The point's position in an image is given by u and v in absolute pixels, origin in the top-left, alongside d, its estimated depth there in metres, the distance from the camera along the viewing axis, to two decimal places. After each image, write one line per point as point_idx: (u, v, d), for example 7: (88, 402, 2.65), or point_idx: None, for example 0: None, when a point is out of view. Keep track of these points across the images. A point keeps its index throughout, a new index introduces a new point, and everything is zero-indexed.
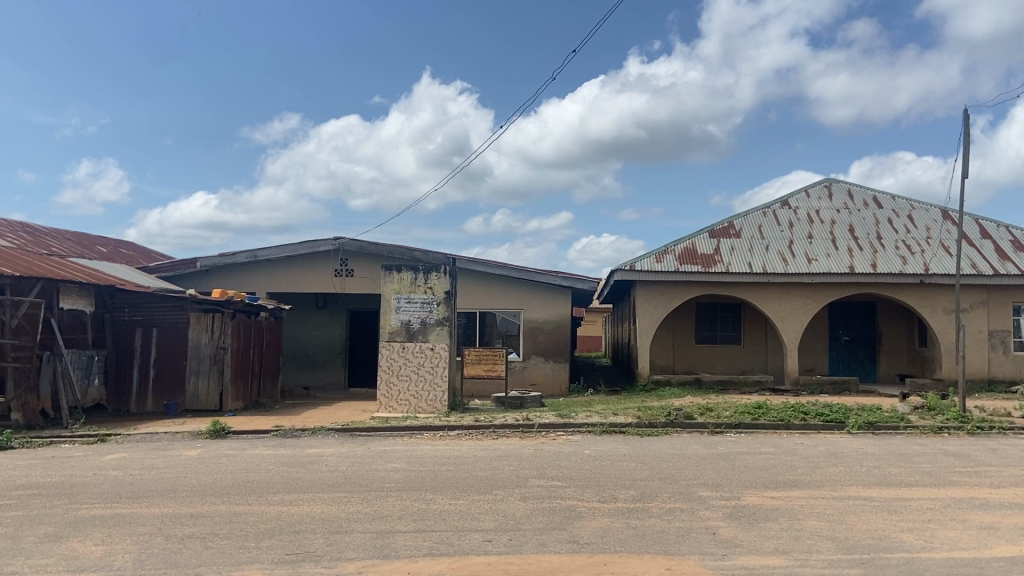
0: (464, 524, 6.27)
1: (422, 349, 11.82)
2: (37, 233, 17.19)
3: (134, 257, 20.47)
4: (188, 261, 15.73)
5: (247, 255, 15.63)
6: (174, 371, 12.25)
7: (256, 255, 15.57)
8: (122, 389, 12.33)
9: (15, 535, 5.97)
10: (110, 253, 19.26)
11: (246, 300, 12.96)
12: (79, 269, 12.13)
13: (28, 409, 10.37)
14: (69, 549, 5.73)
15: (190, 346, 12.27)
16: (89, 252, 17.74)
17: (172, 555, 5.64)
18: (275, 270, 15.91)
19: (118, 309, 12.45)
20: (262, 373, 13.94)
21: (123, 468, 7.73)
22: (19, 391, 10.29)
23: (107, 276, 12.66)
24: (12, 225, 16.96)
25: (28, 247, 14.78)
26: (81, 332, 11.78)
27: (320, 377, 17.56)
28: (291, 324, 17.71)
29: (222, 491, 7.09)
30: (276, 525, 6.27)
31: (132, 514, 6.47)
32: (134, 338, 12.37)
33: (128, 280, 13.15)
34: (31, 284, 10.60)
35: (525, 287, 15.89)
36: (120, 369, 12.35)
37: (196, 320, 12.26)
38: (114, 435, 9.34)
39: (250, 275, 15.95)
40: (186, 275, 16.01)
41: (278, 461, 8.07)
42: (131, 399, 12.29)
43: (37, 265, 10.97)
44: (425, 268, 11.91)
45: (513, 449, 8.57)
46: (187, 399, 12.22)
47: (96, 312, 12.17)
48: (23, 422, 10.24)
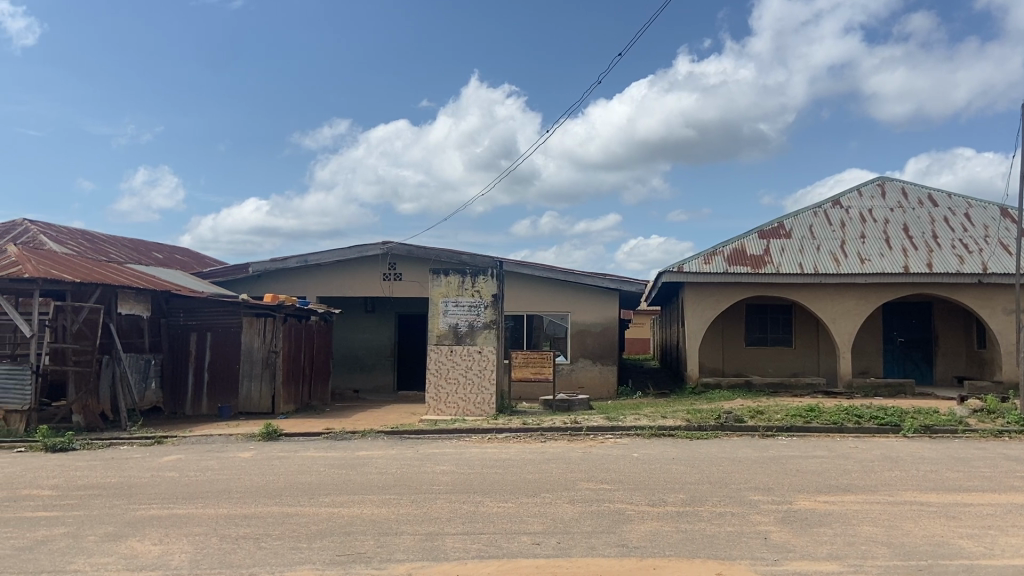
0: (513, 526, 6.28)
1: (469, 352, 11.87)
2: (96, 240, 17.69)
3: (190, 263, 20.98)
4: (241, 267, 16.05)
5: (298, 260, 15.88)
6: (228, 374, 12.54)
7: (307, 260, 15.80)
8: (178, 391, 12.62)
9: (76, 535, 6.16)
10: (166, 259, 19.76)
11: (297, 304, 13.21)
12: (136, 275, 12.45)
13: (88, 412, 10.67)
14: (128, 548, 5.89)
15: (243, 348, 12.52)
16: (146, 259, 18.22)
17: (227, 554, 5.77)
18: (324, 274, 16.14)
19: (174, 313, 12.75)
20: (313, 376, 14.17)
21: (180, 470, 7.93)
22: (79, 395, 10.61)
23: (163, 282, 12.95)
24: (73, 233, 17.50)
25: (89, 254, 15.25)
26: (139, 336, 12.12)
27: (370, 380, 17.78)
28: (341, 327, 17.94)
29: (275, 492, 7.22)
30: (328, 526, 6.37)
31: (188, 515, 6.62)
32: (189, 343, 12.66)
33: (185, 286, 13.47)
34: (91, 290, 10.83)
35: (571, 289, 15.86)
36: (176, 372, 12.63)
37: (248, 323, 12.51)
38: (170, 436, 9.59)
39: (301, 279, 16.20)
40: (239, 280, 16.35)
41: (329, 462, 8.19)
42: (187, 402, 12.58)
43: (96, 272, 11.25)
44: (472, 272, 11.95)
45: (562, 452, 8.55)
46: (241, 402, 12.46)
47: (152, 317, 12.50)
48: (83, 425, 10.54)
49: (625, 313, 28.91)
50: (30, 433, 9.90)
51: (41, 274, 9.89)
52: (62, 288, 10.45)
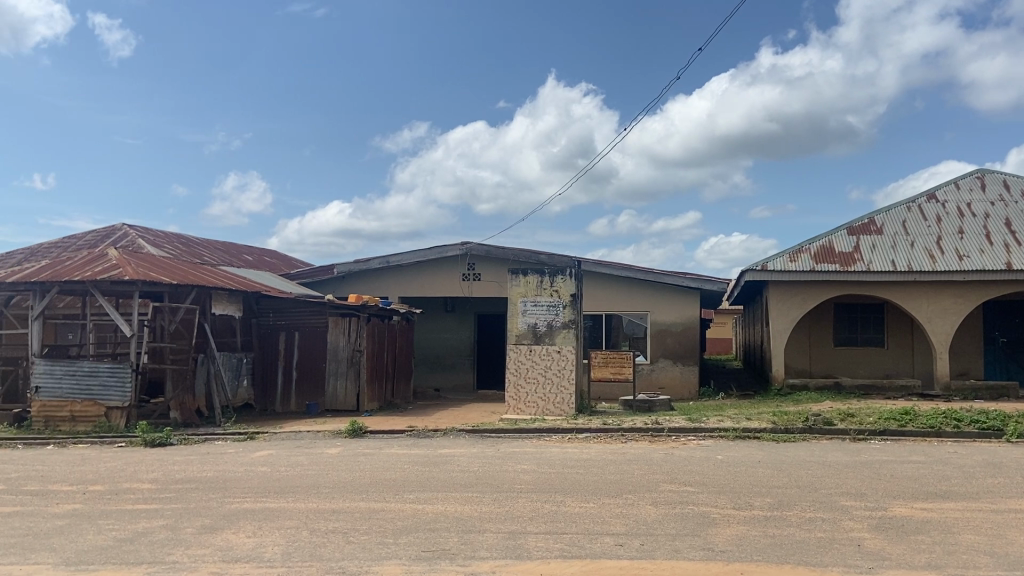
0: (595, 527, 6.26)
1: (549, 352, 11.88)
2: (191, 243, 18.48)
3: (278, 264, 21.70)
4: (325, 268, 16.51)
5: (380, 261, 16.21)
6: (315, 372, 12.89)
7: (388, 261, 16.13)
8: (268, 388, 13.05)
9: (175, 526, 6.44)
10: (256, 261, 20.49)
11: (380, 304, 13.49)
12: (228, 277, 12.93)
13: (185, 407, 11.21)
14: (224, 540, 6.13)
15: (329, 348, 12.87)
16: (237, 261, 18.94)
17: (317, 548, 5.93)
18: (405, 275, 16.42)
19: (264, 314, 13.19)
20: (396, 375, 14.44)
21: (270, 465, 8.19)
22: (176, 392, 11.21)
23: (253, 283, 13.42)
24: (170, 237, 18.34)
25: (184, 257, 15.95)
26: (231, 336, 12.61)
27: (450, 378, 18.01)
28: (422, 326, 18.23)
29: (361, 488, 7.39)
30: (412, 522, 6.48)
31: (279, 509, 6.84)
32: (278, 342, 13.09)
33: (273, 286, 13.92)
34: (187, 292, 11.27)
35: (650, 288, 15.70)
36: (265, 370, 13.07)
37: (334, 323, 12.86)
38: (261, 432, 9.93)
39: (383, 280, 16.53)
40: (324, 280, 16.83)
41: (412, 460, 8.33)
42: (276, 399, 12.99)
43: (191, 274, 11.72)
44: (551, 271, 11.96)
45: (644, 454, 8.47)
46: (327, 400, 12.80)
47: (243, 317, 12.98)
48: (180, 420, 11.05)
49: (706, 313, 28.41)
50: (129, 429, 10.35)
51: (141, 277, 10.40)
52: (159, 290, 10.93)
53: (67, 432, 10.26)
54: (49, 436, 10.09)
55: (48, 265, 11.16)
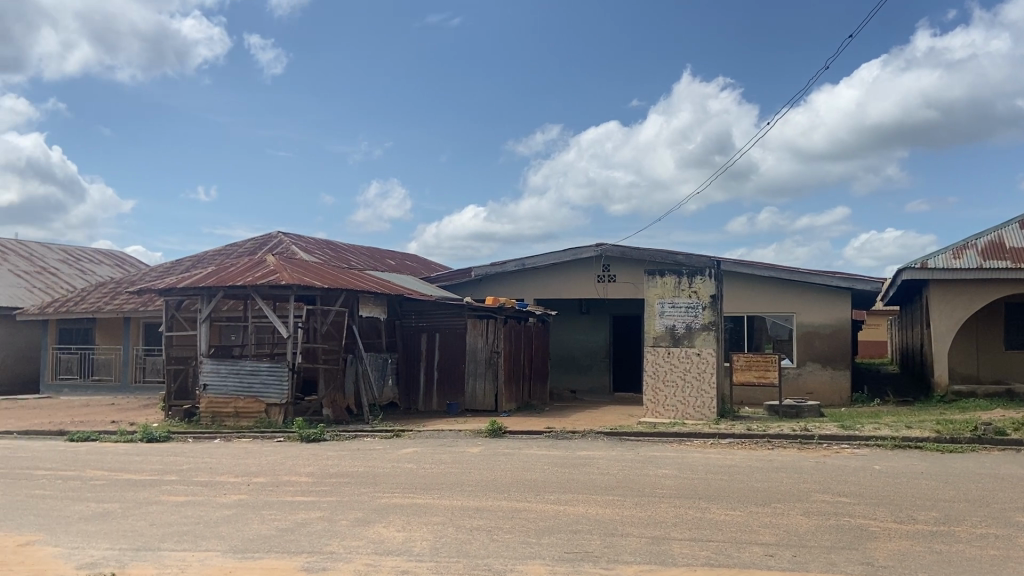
0: (743, 535, 6.06)
1: (688, 354, 11.63)
2: (338, 249, 19.46)
3: (418, 268, 22.45)
4: (464, 271, 16.94)
5: (515, 264, 16.43)
6: (455, 373, 13.19)
7: (523, 263, 16.32)
8: (411, 388, 13.51)
9: (331, 518, 6.78)
10: (398, 265, 21.28)
11: (517, 306, 13.64)
12: (373, 281, 13.47)
13: (336, 405, 11.78)
14: (375, 533, 6.38)
15: (468, 349, 13.16)
16: (380, 265, 19.76)
17: (463, 544, 6.06)
18: (539, 277, 16.56)
19: (406, 316, 13.66)
20: (532, 376, 14.60)
21: (416, 462, 8.47)
22: (329, 390, 11.74)
23: (396, 286, 13.94)
24: (319, 243, 19.39)
25: (332, 262, 16.81)
26: (378, 337, 13.13)
27: (586, 380, 17.97)
28: (557, 328, 18.34)
29: (503, 487, 7.49)
30: (555, 523, 6.50)
31: (426, 505, 7.05)
32: (420, 343, 13.50)
33: (415, 290, 14.39)
34: (336, 296, 11.82)
35: (792, 288, 15.10)
36: (409, 371, 13.53)
37: (472, 325, 13.15)
38: (406, 430, 10.28)
39: (518, 283, 16.75)
40: (463, 283, 17.27)
41: (553, 461, 8.37)
42: (419, 399, 13.42)
43: (340, 279, 12.29)
44: (689, 272, 11.70)
45: (793, 461, 8.13)
46: (466, 399, 13.11)
47: (388, 319, 13.48)
48: (332, 417, 11.62)
49: (856, 314, 26.95)
50: (288, 424, 10.99)
51: (296, 282, 11.04)
52: (312, 294, 11.54)
53: (231, 427, 11.04)
54: (217, 429, 10.89)
55: (215, 271, 12.03)
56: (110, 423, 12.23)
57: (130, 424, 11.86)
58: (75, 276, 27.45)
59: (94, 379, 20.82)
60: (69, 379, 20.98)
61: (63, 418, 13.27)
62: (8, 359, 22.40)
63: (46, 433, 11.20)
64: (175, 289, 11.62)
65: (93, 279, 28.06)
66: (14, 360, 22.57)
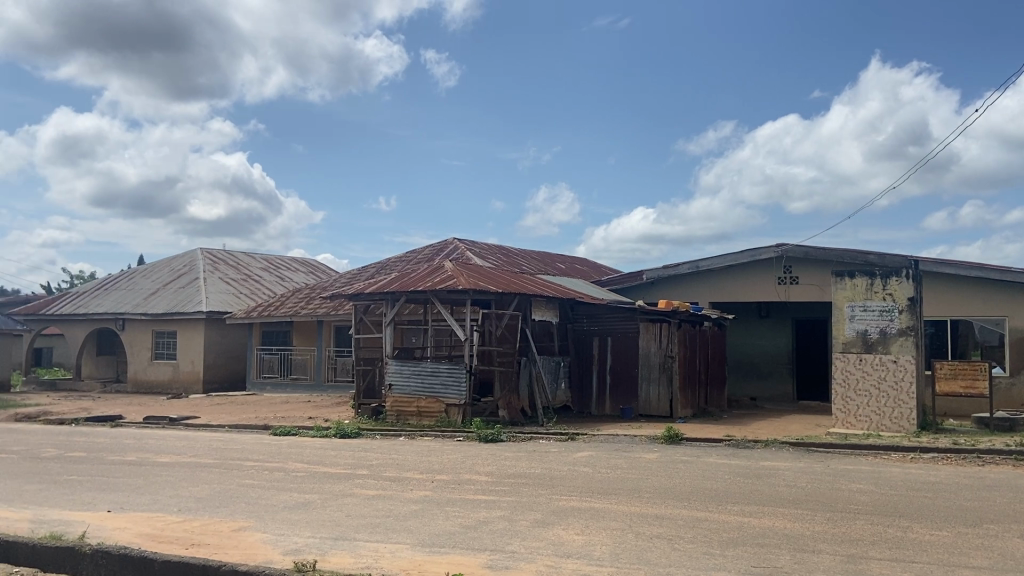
0: (952, 559, 5.56)
1: (882, 361, 10.87)
2: (510, 254, 19.96)
3: (588, 272, 22.54)
4: (636, 274, 16.86)
5: (689, 266, 16.13)
6: (628, 377, 13.16)
7: (698, 265, 15.97)
8: (584, 391, 13.62)
9: (511, 518, 6.92)
10: (568, 269, 21.49)
11: (691, 310, 13.30)
12: (545, 285, 13.68)
13: (511, 407, 12.04)
14: (556, 535, 6.44)
15: (641, 353, 13.07)
16: (551, 269, 20.06)
17: (643, 552, 5.98)
18: (714, 280, 16.11)
19: (578, 319, 13.81)
20: (709, 381, 14.26)
21: (592, 466, 8.48)
22: (504, 392, 12.05)
23: (568, 290, 14.11)
24: (493, 248, 19.99)
25: (505, 266, 17.27)
26: (549, 340, 13.44)
27: (767, 388, 17.32)
28: (735, 333, 17.76)
29: (683, 495, 7.33)
30: (739, 535, 6.27)
31: (604, 509, 7.04)
32: (592, 346, 13.60)
33: (586, 293, 14.49)
34: (510, 298, 12.20)
35: (1002, 290, 13.83)
36: (581, 374, 13.69)
37: (645, 329, 13.03)
38: (581, 433, 10.33)
39: (692, 286, 16.39)
40: (636, 286, 17.20)
41: (735, 470, 8.08)
42: (592, 402, 13.50)
43: (513, 283, 12.61)
44: (883, 272, 10.96)
45: (1008, 480, 7.37)
46: (641, 404, 13.00)
47: (560, 322, 13.74)
48: (508, 418, 11.90)
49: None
50: (466, 424, 11.37)
51: (472, 286, 11.46)
52: (488, 298, 11.95)
53: (414, 425, 11.58)
54: (401, 428, 11.45)
55: (398, 277, 12.71)
56: (307, 419, 13.21)
57: (323, 420, 12.74)
58: (274, 283, 29.95)
59: (291, 377, 22.57)
60: (269, 377, 22.89)
61: (267, 413, 14.49)
62: (219, 359, 24.79)
63: (253, 427, 12.27)
64: (363, 294, 12.38)
65: (290, 286, 30.50)
66: (224, 359, 24.94)
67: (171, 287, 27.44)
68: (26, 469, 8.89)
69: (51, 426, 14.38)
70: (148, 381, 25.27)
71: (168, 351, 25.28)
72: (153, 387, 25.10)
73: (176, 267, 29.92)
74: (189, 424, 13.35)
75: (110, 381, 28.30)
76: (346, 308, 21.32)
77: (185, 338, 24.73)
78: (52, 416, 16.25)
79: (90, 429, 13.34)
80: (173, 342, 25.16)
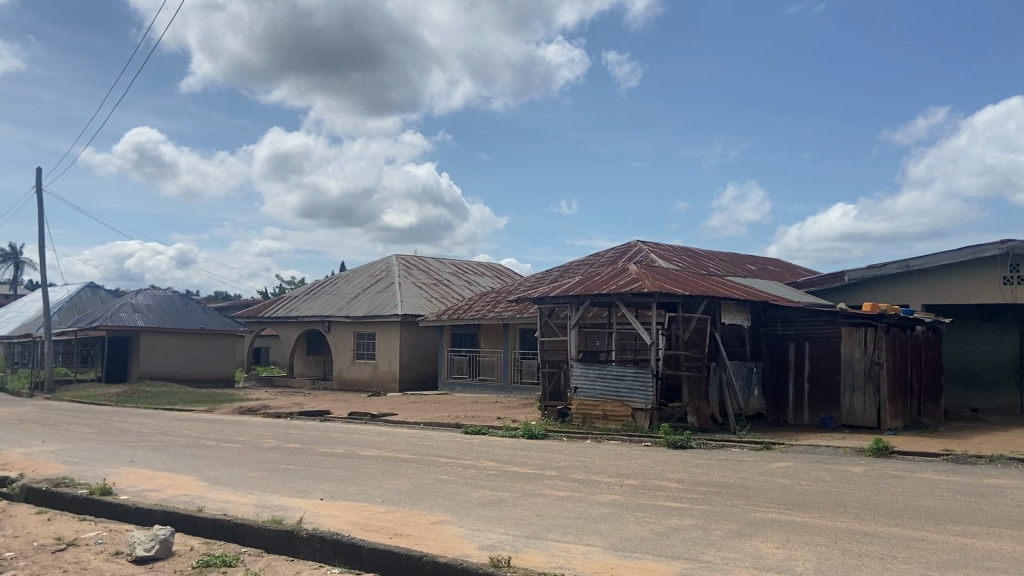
0: None
1: None
2: (697, 256, 19.51)
3: (782, 273, 21.52)
4: (835, 275, 16.04)
5: (897, 266, 15.00)
6: (829, 385, 12.42)
7: (907, 265, 14.80)
8: (780, 399, 13.03)
9: (705, 527, 6.71)
10: (759, 270, 20.64)
11: (901, 313, 12.28)
12: (736, 287, 13.23)
13: (700, 414, 11.71)
14: (754, 547, 6.16)
15: (844, 360, 12.26)
16: (742, 271, 19.38)
17: (851, 570, 5.58)
18: (927, 281, 14.87)
19: (772, 323, 13.23)
20: (922, 391, 13.11)
21: (790, 477, 8.05)
22: (692, 397, 11.85)
23: (761, 292, 13.57)
24: (679, 250, 19.67)
25: (692, 269, 16.92)
26: (741, 346, 13.07)
27: (990, 399, 15.80)
28: (954, 338, 16.38)
29: (895, 512, 6.76)
30: (965, 558, 5.68)
31: (806, 523, 6.65)
32: (788, 352, 12.96)
33: (780, 295, 13.84)
34: (698, 302, 11.89)
35: None
36: (776, 380, 13.09)
37: (848, 333, 12.21)
38: (778, 443, 9.86)
39: (900, 288, 15.22)
40: (836, 288, 16.27)
41: (956, 488, 7.35)
42: (789, 410, 12.89)
43: (701, 285, 12.29)
44: None
45: None
46: (843, 413, 12.24)
47: (752, 327, 13.27)
48: (697, 425, 11.56)
49: None
50: (653, 429, 11.17)
51: (658, 289, 11.29)
52: (675, 301, 11.76)
53: (600, 428, 11.57)
54: (588, 430, 11.48)
55: (583, 280, 12.82)
56: (496, 419, 13.60)
57: (512, 421, 13.05)
58: (462, 287, 31.14)
59: (480, 378, 23.34)
60: (460, 377, 23.82)
61: (458, 412, 15.10)
62: (413, 359, 26.12)
63: (445, 425, 12.83)
64: (548, 298, 12.60)
65: (478, 289, 31.57)
66: (418, 360, 26.25)
67: (370, 291, 29.32)
68: (252, 458, 9.83)
69: (272, 419, 15.83)
70: (350, 379, 27.16)
71: (368, 351, 27.03)
72: (355, 385, 26.92)
73: (375, 273, 31.93)
74: (388, 420, 14.21)
75: (318, 379, 30.71)
76: (532, 310, 21.75)
77: (383, 339, 26.32)
78: (271, 410, 17.89)
79: (304, 423, 14.55)
80: (372, 343, 26.87)
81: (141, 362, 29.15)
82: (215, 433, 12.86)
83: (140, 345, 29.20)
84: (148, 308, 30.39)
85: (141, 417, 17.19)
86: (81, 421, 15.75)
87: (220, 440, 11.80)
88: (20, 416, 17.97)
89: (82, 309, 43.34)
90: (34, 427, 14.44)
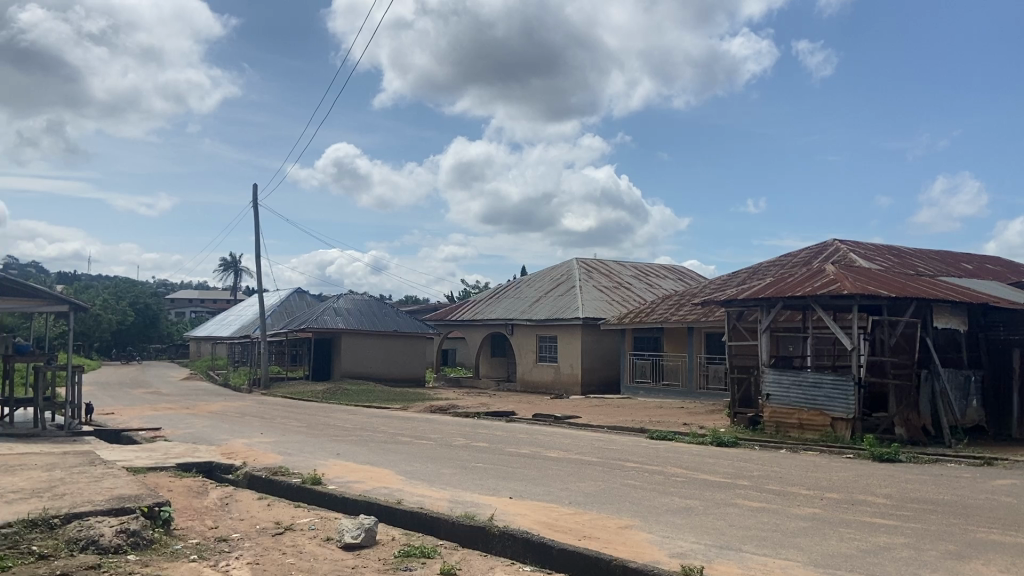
0: None
1: None
2: (903, 255, 18.13)
3: (1004, 272, 19.43)
4: None
5: None
6: None
7: None
8: (1003, 411, 11.78)
9: (917, 546, 6.18)
10: (977, 270, 18.78)
11: None
12: (949, 287, 12.19)
13: (910, 425, 10.90)
14: (975, 571, 5.59)
15: None
16: (956, 270, 17.73)
17: None
18: None
19: (993, 327, 12.08)
20: None
21: (1019, 497, 7.25)
22: (900, 407, 10.96)
23: (979, 293, 12.42)
24: (883, 249, 18.37)
25: (897, 268, 15.76)
26: (957, 352, 11.91)
27: None
28: None
29: None
30: None
31: None
32: (1013, 359, 11.70)
33: (1001, 296, 12.60)
34: (906, 305, 11.13)
35: None
36: (999, 390, 11.84)
37: None
38: (1000, 459, 8.94)
39: None
40: None
41: None
42: (1014, 423, 11.62)
43: (909, 286, 11.47)
44: None
45: None
46: None
47: (969, 330, 12.11)
48: (906, 437, 10.80)
49: None
50: (855, 440, 10.62)
51: (860, 291, 10.65)
52: (879, 304, 11.07)
53: (797, 437, 11.25)
54: (782, 439, 11.17)
55: (775, 281, 12.35)
56: (682, 425, 13.40)
57: (699, 427, 12.80)
58: (646, 290, 30.92)
59: (663, 383, 23.09)
60: (643, 381, 23.70)
61: (643, 417, 15.00)
62: (594, 362, 26.28)
63: (630, 429, 12.79)
64: (737, 300, 12.23)
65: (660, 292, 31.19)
66: (600, 363, 26.38)
67: (551, 295, 29.88)
68: (446, 456, 10.33)
69: (460, 419, 16.53)
70: (534, 381, 27.86)
71: (550, 353, 27.58)
72: (538, 386, 27.52)
73: (556, 276, 32.45)
74: (572, 422, 14.39)
75: (502, 380, 31.73)
76: (718, 314, 21.20)
77: (564, 341, 26.70)
78: (459, 409, 18.69)
79: (492, 423, 15.07)
80: (554, 345, 27.38)
81: (343, 362, 31.86)
82: (410, 431, 13.63)
83: (342, 346, 31.90)
84: (348, 312, 33.17)
85: (343, 413, 18.56)
86: (294, 416, 17.26)
87: (415, 437, 12.49)
88: (241, 410, 19.98)
89: (289, 312, 47.21)
90: (255, 420, 16.00)
